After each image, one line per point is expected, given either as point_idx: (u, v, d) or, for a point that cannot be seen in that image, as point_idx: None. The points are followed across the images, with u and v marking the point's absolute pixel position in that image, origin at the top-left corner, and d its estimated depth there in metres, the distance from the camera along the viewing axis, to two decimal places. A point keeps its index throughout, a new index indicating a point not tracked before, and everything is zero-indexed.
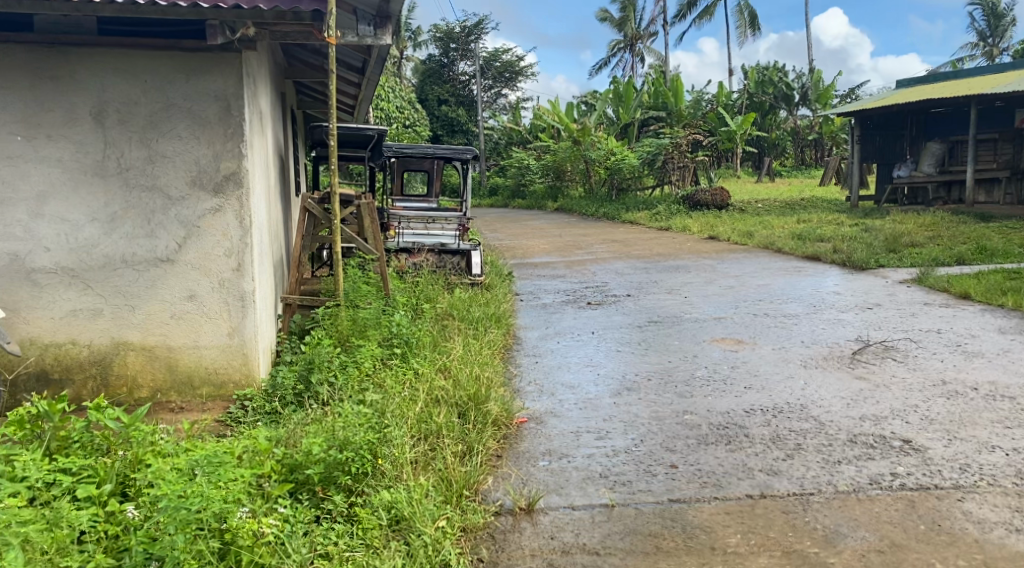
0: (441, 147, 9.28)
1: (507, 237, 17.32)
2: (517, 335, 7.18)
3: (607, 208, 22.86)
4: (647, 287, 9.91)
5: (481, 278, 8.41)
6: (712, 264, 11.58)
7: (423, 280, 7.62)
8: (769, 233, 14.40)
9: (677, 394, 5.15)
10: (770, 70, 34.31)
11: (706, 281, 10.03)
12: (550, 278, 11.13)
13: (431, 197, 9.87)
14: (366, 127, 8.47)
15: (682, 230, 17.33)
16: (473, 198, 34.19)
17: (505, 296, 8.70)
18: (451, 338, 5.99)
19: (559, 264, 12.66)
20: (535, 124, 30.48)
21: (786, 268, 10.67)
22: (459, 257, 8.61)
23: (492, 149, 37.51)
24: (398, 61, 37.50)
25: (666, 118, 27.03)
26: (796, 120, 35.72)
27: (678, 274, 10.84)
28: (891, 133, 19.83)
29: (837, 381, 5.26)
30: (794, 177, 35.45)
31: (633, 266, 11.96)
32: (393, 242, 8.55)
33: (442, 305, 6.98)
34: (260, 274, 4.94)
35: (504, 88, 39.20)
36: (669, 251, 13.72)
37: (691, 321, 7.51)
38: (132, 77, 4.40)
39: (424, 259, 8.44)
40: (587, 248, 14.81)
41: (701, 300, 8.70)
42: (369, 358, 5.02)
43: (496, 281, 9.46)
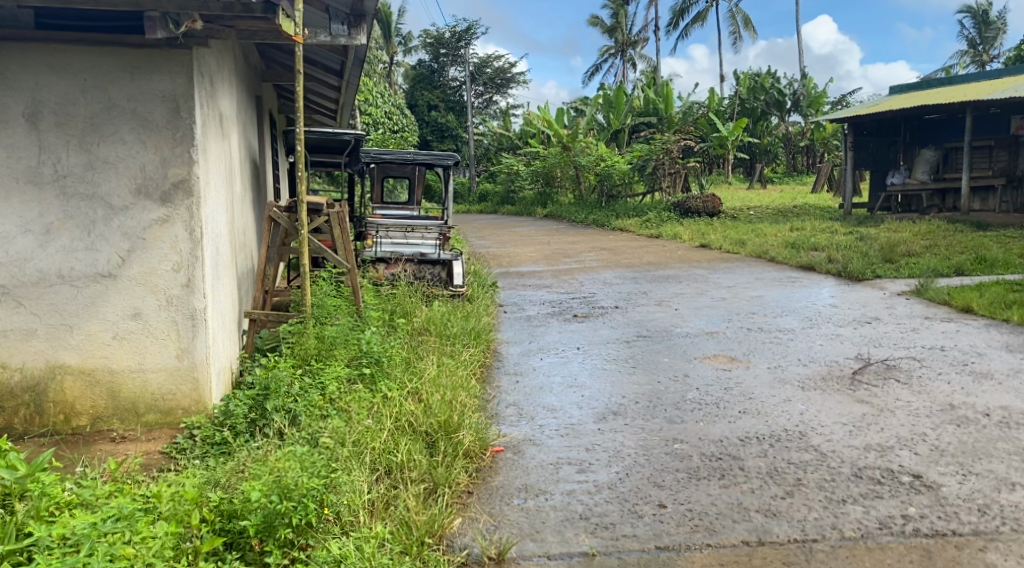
0: (422, 152, 8.93)
1: (495, 244, 16.99)
2: (498, 353, 6.81)
3: (598, 214, 22.56)
4: (636, 298, 9.58)
5: (462, 290, 8.08)
6: (703, 274, 11.26)
7: (400, 293, 7.24)
8: (761, 241, 14.11)
9: (667, 419, 4.80)
10: (762, 75, 34.12)
11: (697, 292, 9.71)
12: (536, 288, 10.79)
13: (413, 204, 9.24)
14: (343, 133, 8.11)
15: (673, 237, 17.04)
16: (463, 204, 33.86)
17: (488, 309, 8.32)
18: (426, 356, 5.62)
19: (547, 273, 12.33)
20: (525, 130, 30.18)
21: (780, 279, 10.36)
22: (440, 268, 8.35)
23: (482, 154, 37.19)
24: (387, 66, 37.19)
25: (657, 123, 26.77)
26: (788, 126, 35.55)
27: (669, 284, 10.51)
28: (885, 140, 19.60)
29: (838, 406, 4.91)
30: (786, 183, 35.28)
31: (622, 275, 11.64)
32: (370, 252, 8.24)
33: (419, 319, 6.61)
34: (215, 290, 4.57)
35: (494, 94, 38.93)
36: (660, 260, 13.40)
37: (681, 336, 7.17)
38: (69, 75, 4.02)
39: (403, 270, 8.15)
40: (576, 256, 14.48)
41: (692, 313, 8.37)
42: (334, 381, 4.66)
43: (480, 292, 9.10)
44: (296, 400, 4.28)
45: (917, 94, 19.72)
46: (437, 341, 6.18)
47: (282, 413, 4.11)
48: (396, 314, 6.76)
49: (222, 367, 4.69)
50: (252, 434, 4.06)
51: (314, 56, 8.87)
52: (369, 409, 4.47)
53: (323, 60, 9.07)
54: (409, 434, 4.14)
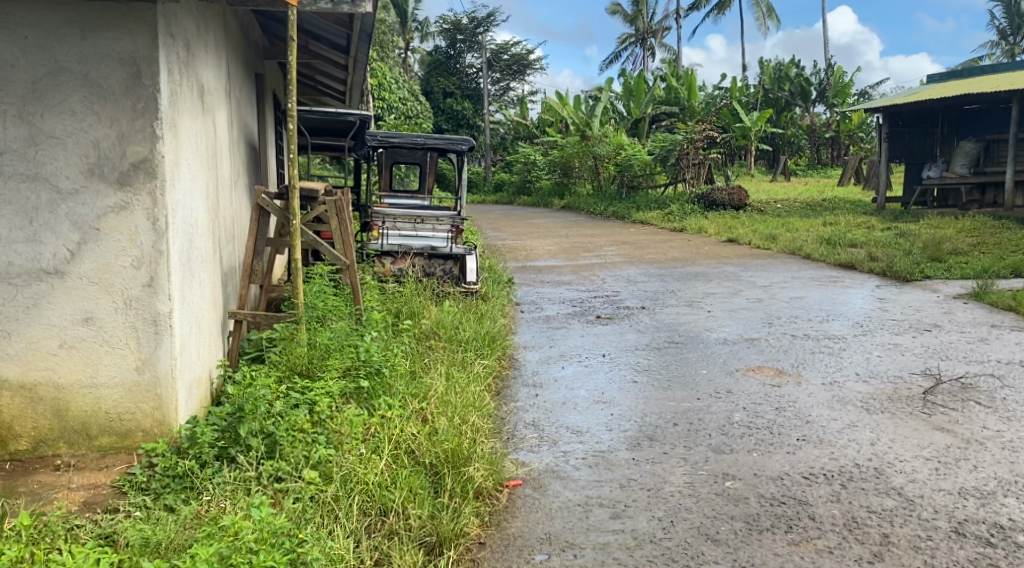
0: (434, 136, 8.19)
1: (511, 236, 16.29)
2: (515, 360, 6.11)
3: (617, 206, 21.81)
4: (663, 298, 8.87)
5: (475, 287, 7.45)
6: (734, 272, 10.51)
7: (407, 291, 6.56)
8: (793, 237, 13.33)
9: (713, 448, 4.11)
10: (787, 65, 33.11)
11: (730, 292, 8.98)
12: (555, 284, 10.11)
13: (424, 193, 8.74)
14: (346, 115, 7.42)
15: (698, 231, 16.26)
16: (478, 194, 33.15)
17: (503, 311, 7.61)
18: (434, 367, 4.96)
19: (566, 268, 11.62)
20: (543, 118, 29.38)
21: (820, 278, 9.61)
22: (452, 263, 7.67)
23: (500, 143, 36.48)
24: (403, 52, 36.47)
25: (678, 113, 25.91)
26: (812, 117, 34.55)
27: (698, 283, 9.79)
28: (921, 131, 18.69)
29: (914, 434, 4.20)
30: (810, 176, 34.28)
31: (647, 272, 10.92)
32: (376, 245, 7.53)
33: (428, 321, 5.95)
34: (186, 291, 3.90)
35: (511, 82, 38.11)
36: (686, 255, 12.67)
37: (719, 343, 6.48)
38: (7, 33, 3.38)
39: (411, 266, 7.51)
40: (596, 250, 13.76)
41: (726, 316, 7.65)
42: (326, 398, 4.04)
43: (495, 290, 8.42)
44: (278, 423, 3.67)
45: (957, 83, 18.79)
46: (447, 348, 5.53)
47: (261, 436, 3.50)
48: (402, 316, 6.10)
49: (197, 378, 4.05)
50: (224, 463, 3.45)
51: (318, 30, 8.23)
52: (364, 435, 3.85)
53: (329, 36, 8.41)
54: (410, 467, 3.51)
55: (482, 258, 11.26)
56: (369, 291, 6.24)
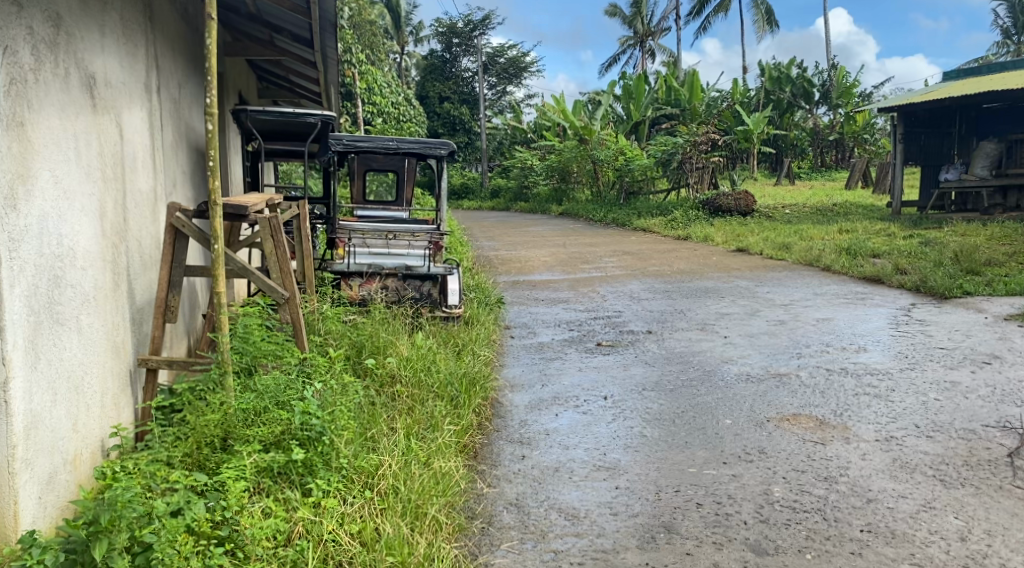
0: (409, 141, 7.08)
1: (506, 246, 15.31)
2: (499, 406, 5.10)
3: (618, 212, 20.86)
4: (672, 319, 7.90)
5: (459, 311, 6.62)
6: (748, 287, 9.54)
7: (373, 322, 5.56)
8: (809, 246, 12.36)
9: (752, 546, 3.13)
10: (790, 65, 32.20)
11: (747, 313, 8.00)
12: (550, 303, 9.13)
13: (402, 204, 8.17)
14: (306, 116, 6.45)
15: (705, 240, 15.29)
16: (474, 200, 32.16)
17: (488, 340, 6.61)
18: (391, 431, 3.98)
19: (564, 283, 10.66)
20: (540, 122, 28.44)
21: (846, 296, 8.62)
22: (429, 284, 6.71)
23: (497, 148, 35.50)
24: (398, 56, 35.54)
25: (680, 114, 24.95)
26: (817, 119, 33.59)
27: (709, 300, 8.81)
28: (937, 132, 17.73)
29: (1013, 523, 3.22)
30: (815, 179, 33.32)
31: (652, 287, 9.94)
32: (341, 264, 6.55)
33: (394, 361, 4.93)
34: (46, 349, 2.93)
35: (508, 85, 37.19)
36: (694, 267, 11.70)
37: (742, 382, 5.49)
38: None
39: (380, 290, 6.55)
40: (596, 261, 12.79)
41: (746, 343, 6.67)
42: (237, 484, 3.09)
43: (481, 312, 7.42)
44: (159, 529, 2.71)
45: (974, 81, 17.86)
46: (414, 399, 4.56)
47: (128, 556, 2.53)
48: (365, 353, 5.11)
49: (70, 456, 3.12)
50: None
51: (279, 21, 7.35)
52: (282, 544, 2.89)
53: (291, 26, 7.45)
54: None
55: (470, 273, 10.27)
56: (325, 323, 5.23)
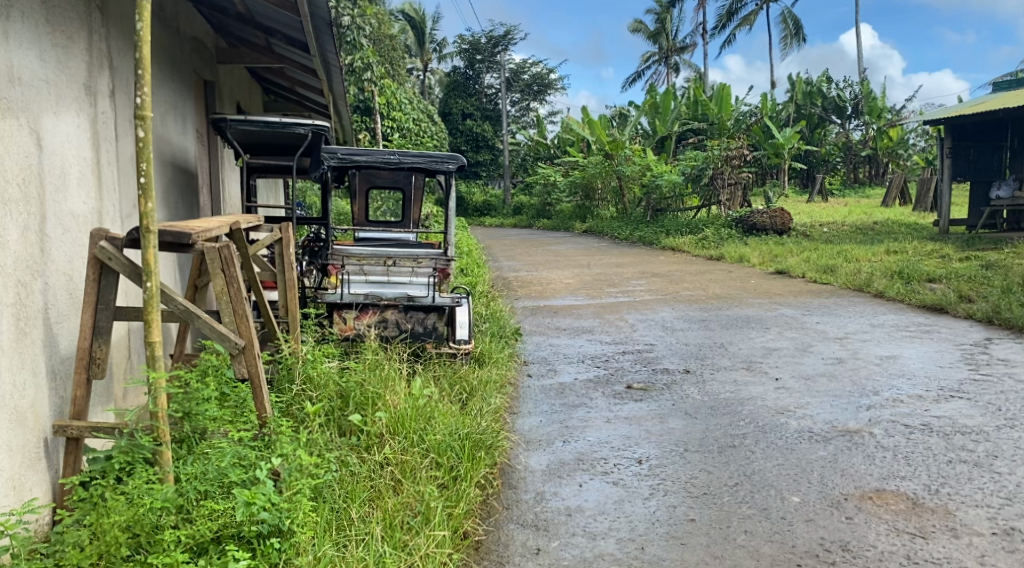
0: (413, 154, 6.18)
1: (526, 267, 14.48)
2: (511, 472, 4.24)
3: (644, 230, 19.98)
4: (711, 354, 6.99)
5: (468, 348, 5.88)
6: (794, 317, 8.60)
7: (367, 367, 4.76)
8: (855, 270, 11.39)
9: None
10: (821, 79, 31.17)
11: (797, 348, 7.07)
12: (574, 333, 8.26)
13: (408, 224, 7.43)
14: (295, 126, 5.66)
15: (739, 261, 14.32)
16: (496, 218, 31.39)
17: (500, 383, 5.74)
18: (368, 528, 3.15)
19: (587, 309, 9.80)
20: (564, 137, 27.69)
21: (907, 328, 7.66)
22: (435, 316, 5.83)
23: (520, 165, 34.78)
24: (420, 73, 35.01)
25: (707, 129, 24.05)
26: (849, 133, 32.51)
27: (752, 333, 7.89)
28: (987, 145, 16.62)
29: None
30: (848, 195, 32.17)
31: (685, 315, 9.03)
32: (333, 294, 5.71)
33: (382, 419, 4.09)
34: None
35: (531, 101, 36.49)
36: (731, 292, 10.76)
37: (804, 441, 4.57)
38: None
39: (376, 323, 5.74)
40: (622, 284, 11.90)
41: (801, 388, 5.75)
42: None
43: (495, 347, 6.56)
44: None
45: None
46: (405, 469, 3.75)
47: None
48: (352, 406, 4.30)
49: None
50: None
51: (271, 21, 6.61)
52: None
53: (284, 27, 6.71)
54: None
55: (485, 297, 9.45)
56: (308, 368, 4.43)
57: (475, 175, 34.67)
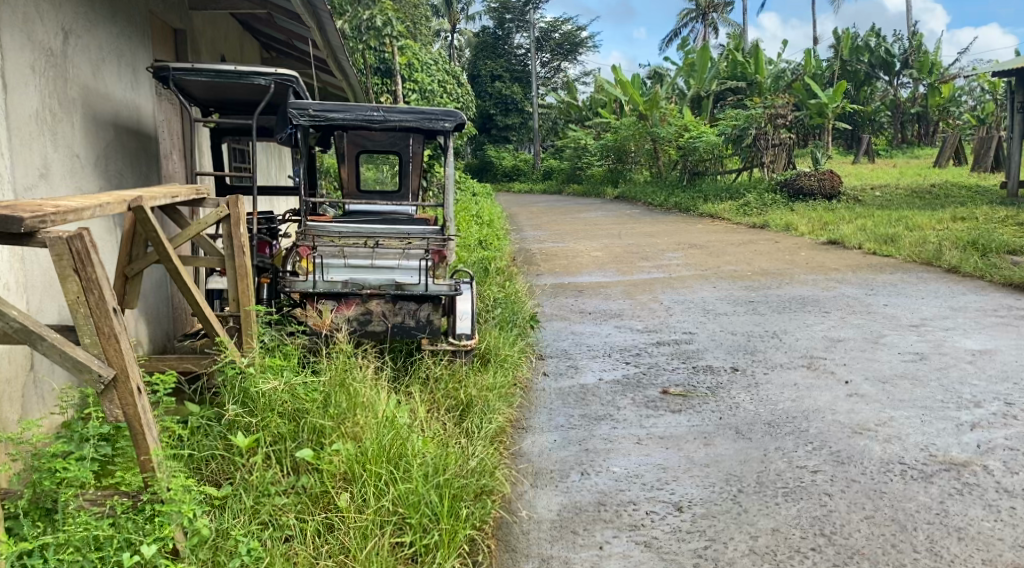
0: (401, 109, 5.06)
1: (552, 237, 13.39)
2: (511, 523, 3.27)
3: (680, 196, 18.69)
4: (762, 347, 5.91)
5: (471, 344, 4.97)
6: (857, 298, 7.45)
7: (334, 378, 3.83)
8: (920, 240, 10.13)
9: None
10: (870, 31, 29.24)
11: (867, 339, 5.94)
12: (601, 318, 7.21)
13: (406, 196, 6.39)
14: (251, 76, 4.68)
15: (786, 230, 13.05)
16: (525, 184, 30.21)
17: (506, 389, 4.73)
18: None
19: (617, 287, 8.72)
20: (596, 98, 26.32)
21: (997, 313, 6.47)
22: (429, 307, 4.86)
23: (550, 128, 33.48)
24: (447, 34, 33.68)
25: (746, 88, 22.57)
26: (897, 90, 30.62)
27: (810, 318, 6.77)
28: None
29: None
30: (896, 156, 30.38)
31: (728, 295, 7.92)
32: (304, 282, 4.71)
33: (337, 459, 3.16)
34: None
35: (562, 61, 35.01)
36: (780, 267, 9.57)
37: (896, 480, 3.50)
38: None
39: (359, 315, 4.79)
40: (656, 258, 10.78)
41: (879, 395, 4.66)
42: None
43: (504, 340, 5.55)
44: None
45: None
46: (363, 537, 2.83)
47: None
48: (304, 437, 3.41)
49: None
50: None
51: None
52: None
53: None
54: None
55: (502, 275, 8.43)
56: (255, 388, 3.55)
57: (504, 139, 33.31)
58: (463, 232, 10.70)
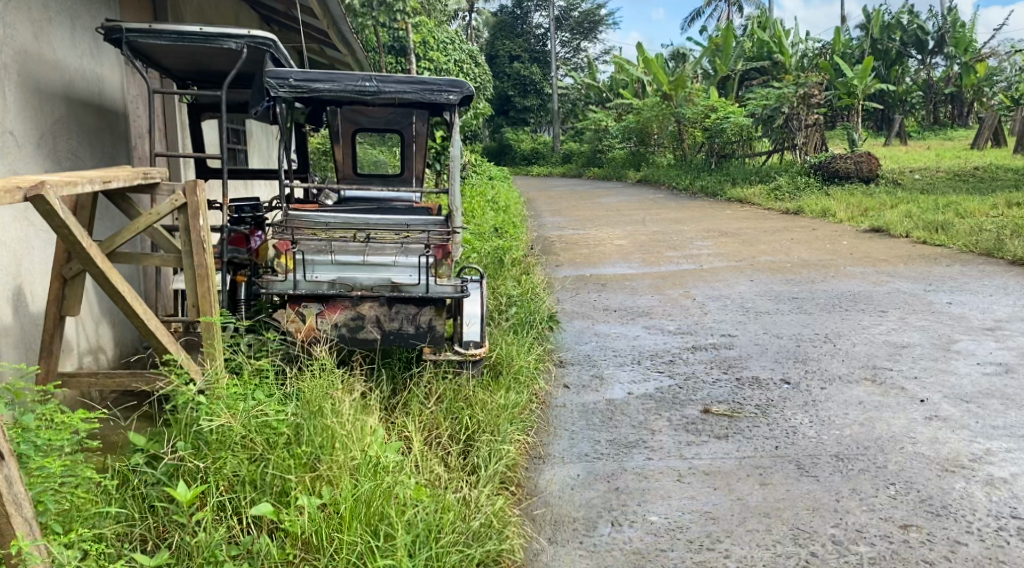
0: (399, 78, 4.35)
1: (572, 224, 12.64)
2: None
3: (707, 180, 17.82)
4: (815, 354, 5.16)
5: (480, 353, 4.29)
6: (915, 294, 6.66)
7: (306, 404, 3.20)
8: (974, 227, 9.29)
9: None
10: (903, 8, 28.00)
11: (937, 345, 5.17)
12: (628, 316, 6.48)
13: (410, 182, 5.69)
14: (220, 40, 4.00)
15: (823, 217, 12.19)
16: (544, 167, 29.39)
17: (519, 407, 4.06)
18: None
19: (644, 280, 7.97)
20: (617, 78, 25.41)
21: None
22: (430, 312, 4.15)
23: (569, 111, 32.61)
24: (465, 14, 32.79)
25: (774, 67, 21.59)
26: (930, 69, 29.41)
27: (866, 318, 5.99)
28: None
29: None
30: (929, 138, 29.19)
31: (768, 290, 7.16)
32: (284, 282, 4.06)
33: (302, 517, 2.54)
34: None
35: (582, 41, 34.03)
36: (821, 257, 8.76)
37: (1015, 545, 2.77)
38: None
39: (349, 320, 4.10)
40: (685, 247, 10.00)
41: (968, 420, 3.90)
42: None
43: (520, 347, 4.84)
44: None
45: None
46: None
47: None
48: (265, 482, 2.77)
49: None
50: None
51: None
52: None
53: None
54: None
55: (518, 267, 7.71)
56: (207, 416, 2.91)
57: (522, 121, 32.42)
58: (476, 219, 9.96)
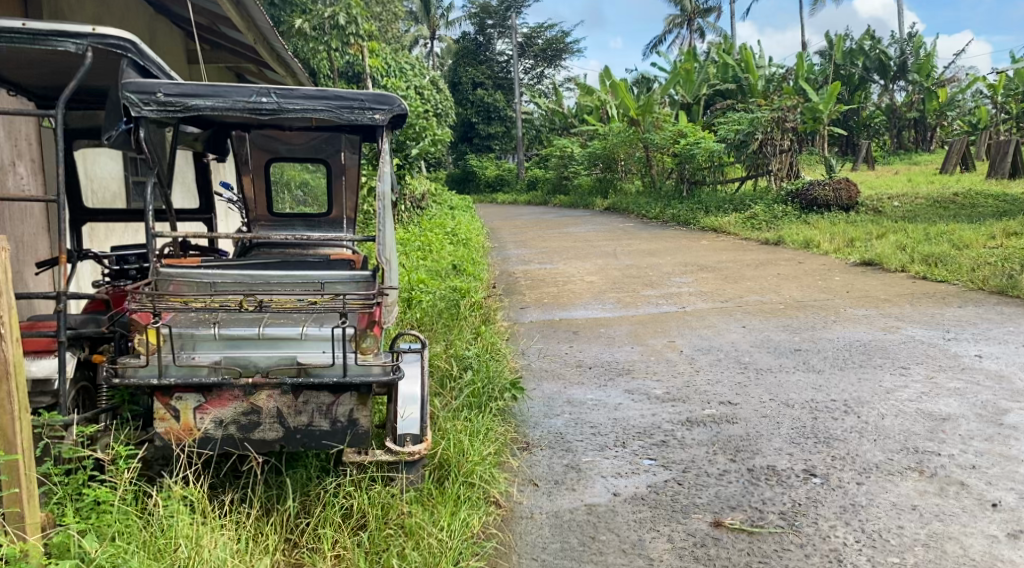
0: (306, 91, 3.31)
1: (539, 258, 11.67)
2: None
3: (678, 208, 17.02)
4: (839, 430, 4.19)
5: (422, 449, 3.22)
6: (934, 344, 5.76)
7: None
8: (976, 261, 8.49)
9: None
10: (867, 33, 27.78)
11: (985, 416, 4.25)
12: (607, 375, 5.47)
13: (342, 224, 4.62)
14: (55, 40, 2.98)
15: (807, 248, 11.37)
16: (509, 195, 28.48)
17: (471, 533, 3.03)
18: None
19: (621, 326, 6.98)
20: (581, 104, 24.68)
21: None
22: (349, 400, 3.08)
23: (533, 137, 31.80)
24: (426, 41, 31.95)
25: (742, 92, 20.99)
26: (894, 95, 29.23)
27: (887, 376, 5.06)
28: None
29: None
30: (896, 162, 28.89)
31: (765, 339, 6.22)
32: (149, 369, 2.98)
33: None
34: None
35: (546, 68, 33.40)
36: (816, 297, 7.86)
37: None
38: None
39: (238, 416, 3.03)
40: (663, 284, 9.06)
41: None
42: None
43: (473, 434, 3.79)
44: None
45: None
46: None
47: None
48: None
49: None
50: None
51: None
52: None
53: None
54: None
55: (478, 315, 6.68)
56: None
57: (486, 148, 31.57)
58: (433, 255, 8.92)
